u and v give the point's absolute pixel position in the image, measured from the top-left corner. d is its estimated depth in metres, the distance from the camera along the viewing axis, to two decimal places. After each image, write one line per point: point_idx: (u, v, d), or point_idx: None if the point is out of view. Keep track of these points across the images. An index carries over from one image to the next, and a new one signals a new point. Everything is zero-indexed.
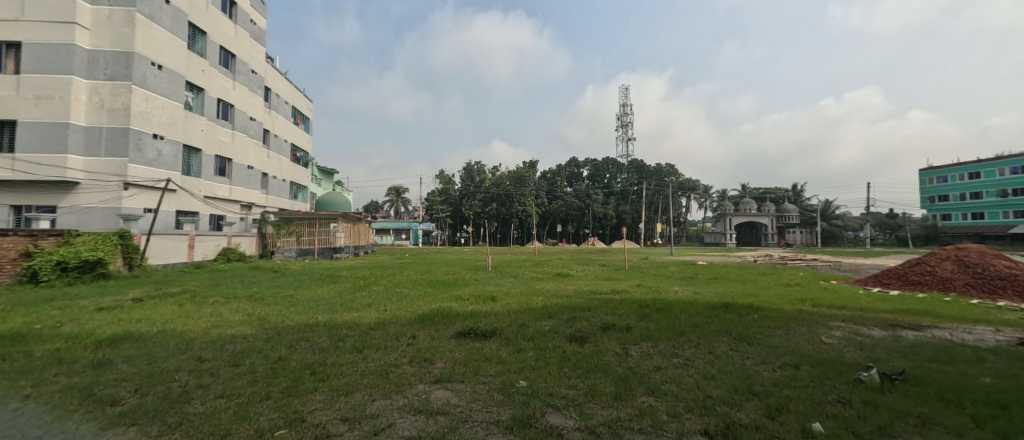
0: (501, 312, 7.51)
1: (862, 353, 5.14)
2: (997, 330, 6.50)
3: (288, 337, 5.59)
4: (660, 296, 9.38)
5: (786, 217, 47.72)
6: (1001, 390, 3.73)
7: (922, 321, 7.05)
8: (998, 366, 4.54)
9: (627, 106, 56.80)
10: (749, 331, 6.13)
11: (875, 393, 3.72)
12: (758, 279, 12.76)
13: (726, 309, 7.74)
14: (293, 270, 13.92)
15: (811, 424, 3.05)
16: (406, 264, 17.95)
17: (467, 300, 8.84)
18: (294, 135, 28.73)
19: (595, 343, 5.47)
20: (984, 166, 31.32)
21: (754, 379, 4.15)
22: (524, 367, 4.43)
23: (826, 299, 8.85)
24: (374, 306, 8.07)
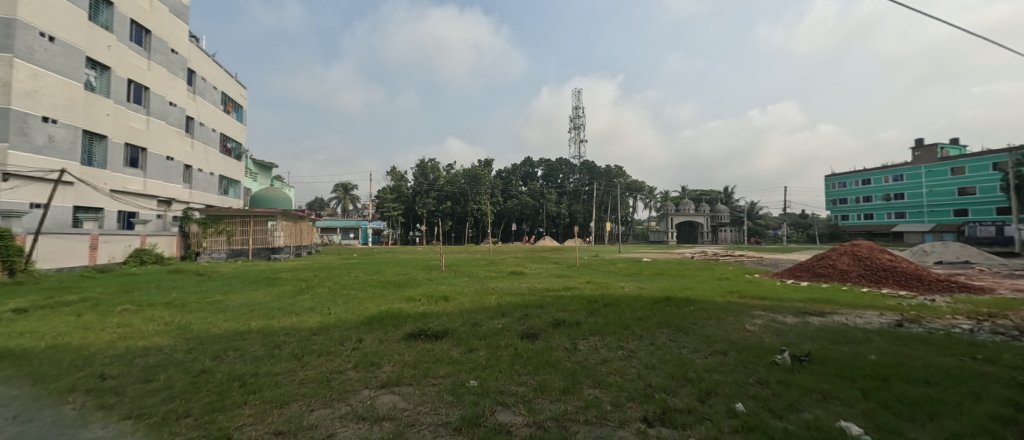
0: (454, 311, 7.26)
1: (777, 337, 5.58)
2: (881, 313, 7.42)
3: (213, 346, 4.93)
4: (609, 292, 9.64)
5: (720, 217, 51.57)
6: (883, 366, 4.23)
7: (826, 308, 7.88)
8: (883, 345, 5.16)
9: (580, 108, 58.29)
10: (685, 322, 6.44)
11: (786, 373, 4.04)
12: (696, 274, 13.61)
13: (666, 303, 8.10)
14: (222, 273, 12.57)
15: (735, 405, 3.24)
16: (352, 264, 16.94)
17: (418, 300, 8.48)
18: (224, 125, 26.13)
19: (545, 340, 5.42)
20: (878, 173, 36.03)
21: (689, 366, 4.32)
22: (474, 366, 4.24)
23: (751, 291, 9.62)
24: (315, 309, 7.44)
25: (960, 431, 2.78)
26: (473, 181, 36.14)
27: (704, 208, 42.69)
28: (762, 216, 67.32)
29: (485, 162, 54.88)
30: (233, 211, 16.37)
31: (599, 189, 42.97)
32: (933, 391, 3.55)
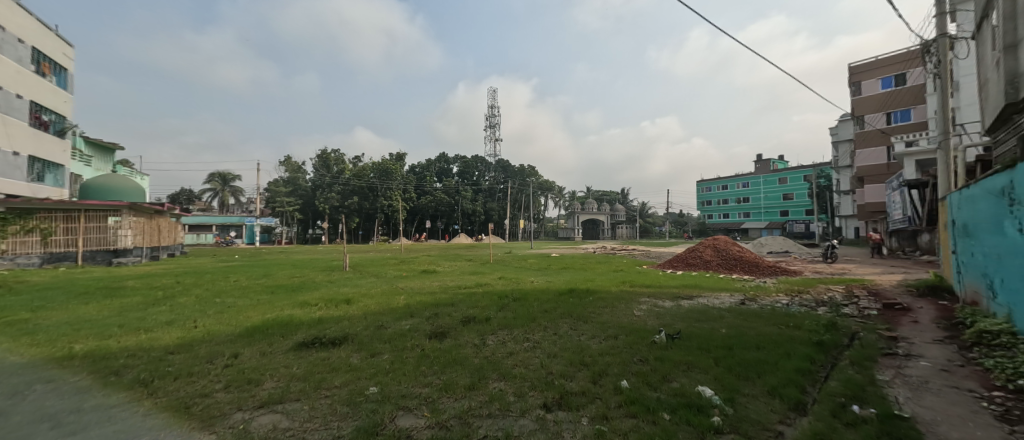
0: (356, 315, 6.61)
1: (658, 320, 6.30)
2: (734, 295, 8.93)
3: (8, 380, 3.69)
4: (519, 286, 9.81)
5: (616, 215, 56.85)
6: (731, 337, 5.08)
7: (697, 292, 9.17)
8: (733, 320, 6.19)
9: (494, 107, 58.67)
10: (585, 311, 6.86)
11: (662, 350, 4.58)
12: (596, 267, 14.70)
13: (570, 294, 8.56)
14: (33, 284, 9.63)
15: (620, 383, 3.57)
16: (232, 268, 14.45)
17: (314, 305, 7.54)
18: (37, 89, 19.73)
19: (454, 337, 5.23)
20: (732, 179, 43.47)
21: (586, 351, 4.60)
22: (375, 372, 3.89)
23: (641, 281, 10.73)
24: (174, 323, 6.09)
25: (778, 384, 3.51)
26: (380, 176, 33.76)
27: (604, 207, 46.63)
28: (648, 215, 76.10)
29: (396, 155, 51.89)
30: (58, 203, 12.37)
31: (513, 187, 43.83)
32: (764, 354, 4.39)
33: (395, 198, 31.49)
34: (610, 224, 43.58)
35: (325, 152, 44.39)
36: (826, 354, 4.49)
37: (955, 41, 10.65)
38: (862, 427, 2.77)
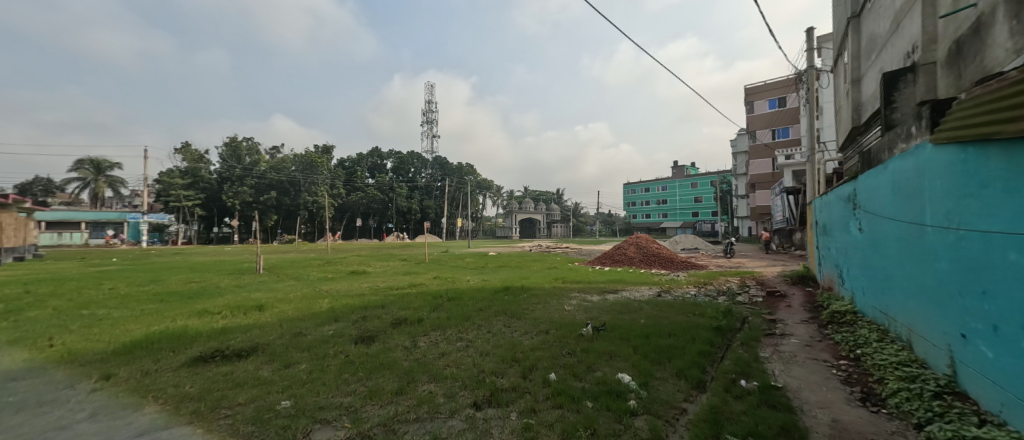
0: (269, 322, 5.88)
1: (586, 314, 6.53)
2: (654, 288, 9.63)
3: None
4: (455, 286, 9.52)
5: (551, 215, 58.56)
6: (649, 328, 5.43)
7: (622, 286, 9.71)
8: (650, 311, 6.67)
9: (431, 102, 56.92)
10: (519, 308, 6.86)
11: (588, 342, 4.73)
12: (531, 265, 14.91)
13: (505, 292, 8.53)
14: None
15: (550, 376, 3.61)
16: (110, 273, 12.09)
17: (216, 313, 6.55)
18: None
19: (383, 341, 4.85)
20: (651, 182, 47.28)
21: (517, 347, 4.59)
22: (289, 385, 3.45)
23: (573, 277, 11.09)
24: (18, 343, 4.86)
25: (685, 367, 3.86)
26: (303, 170, 30.78)
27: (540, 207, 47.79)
28: (579, 215, 79.64)
29: (321, 148, 47.86)
30: None
31: (450, 186, 42.89)
32: (675, 340, 4.79)
33: (322, 194, 28.94)
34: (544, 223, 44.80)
35: (234, 140, 39.36)
36: (723, 337, 5.06)
37: (821, 73, 12.80)
38: (748, 398, 3.17)
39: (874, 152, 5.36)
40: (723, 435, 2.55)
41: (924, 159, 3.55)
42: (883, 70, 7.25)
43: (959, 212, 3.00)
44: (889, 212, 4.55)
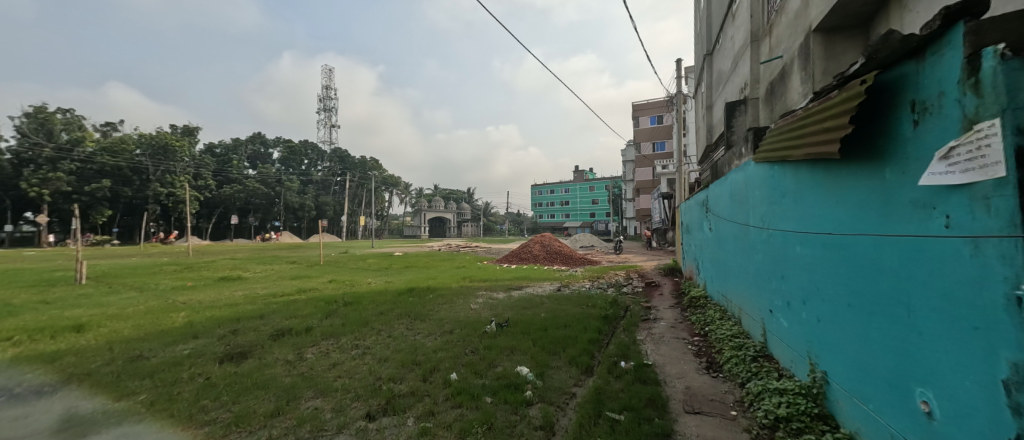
0: (96, 346, 4.81)
1: (491, 311, 6.72)
2: (553, 283, 10.34)
3: None
4: (353, 290, 8.90)
5: (460, 213, 58.09)
6: (547, 321, 5.86)
7: (524, 283, 10.21)
8: (551, 305, 7.19)
9: (327, 87, 51.63)
10: (423, 309, 6.74)
11: (491, 338, 4.93)
12: (439, 264, 14.72)
13: (409, 294, 8.27)
14: None
15: (450, 376, 3.72)
16: None
17: (8, 339, 5.11)
18: None
19: (258, 357, 4.38)
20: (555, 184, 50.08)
21: (421, 349, 4.57)
22: (120, 422, 2.93)
23: (479, 276, 11.26)
24: None
25: (576, 354, 4.32)
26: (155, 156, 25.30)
27: (450, 206, 47.12)
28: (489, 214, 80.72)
29: (182, 129, 40.00)
30: None
31: (349, 182, 39.53)
32: (570, 331, 5.30)
33: (184, 185, 23.21)
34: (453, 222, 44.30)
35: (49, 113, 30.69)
36: (609, 325, 5.76)
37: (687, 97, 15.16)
38: (625, 376, 3.76)
39: (719, 167, 6.67)
40: (604, 412, 3.02)
41: (751, 173, 4.53)
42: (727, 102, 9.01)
43: (771, 217, 3.92)
44: (728, 215, 5.68)
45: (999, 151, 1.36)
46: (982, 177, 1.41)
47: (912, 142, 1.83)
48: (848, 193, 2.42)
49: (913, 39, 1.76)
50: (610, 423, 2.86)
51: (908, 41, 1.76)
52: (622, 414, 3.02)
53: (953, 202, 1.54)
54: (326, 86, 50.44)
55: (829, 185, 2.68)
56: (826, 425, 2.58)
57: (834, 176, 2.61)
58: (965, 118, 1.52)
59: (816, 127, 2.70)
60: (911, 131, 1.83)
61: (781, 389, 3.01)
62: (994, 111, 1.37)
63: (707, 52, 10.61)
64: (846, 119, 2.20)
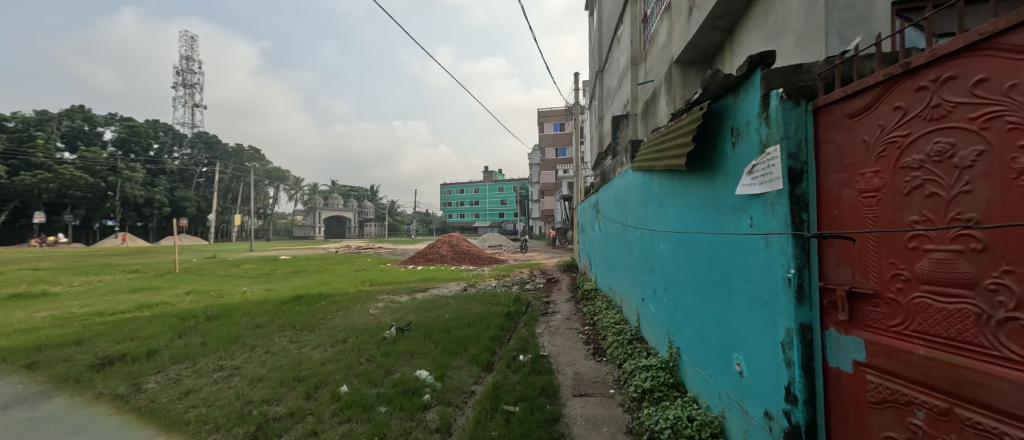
0: None
1: (392, 315, 6.35)
2: (462, 283, 10.23)
3: None
4: (220, 301, 7.56)
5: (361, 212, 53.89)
6: (450, 321, 5.76)
7: (429, 284, 9.91)
8: (455, 305, 7.07)
9: (189, 60, 43.03)
10: (312, 318, 6.06)
11: (390, 344, 4.67)
12: (335, 268, 13.44)
13: (295, 302, 7.35)
14: None
15: (339, 389, 3.46)
16: None
17: None
18: None
19: (70, 395, 3.49)
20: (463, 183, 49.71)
21: (305, 364, 4.10)
22: None
23: (380, 278, 10.58)
24: None
25: (477, 352, 4.37)
26: None
27: (348, 204, 43.37)
28: (394, 213, 76.80)
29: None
30: None
31: (219, 175, 33.54)
32: (472, 330, 5.30)
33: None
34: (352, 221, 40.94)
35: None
36: (511, 321, 5.95)
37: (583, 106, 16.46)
38: (522, 369, 3.94)
39: (604, 172, 7.47)
40: (500, 406, 3.14)
41: (629, 178, 5.11)
42: (614, 115, 10.13)
43: (643, 218, 4.50)
44: (611, 215, 6.36)
45: (779, 170, 1.73)
46: (770, 189, 1.80)
47: (733, 159, 2.28)
48: (695, 198, 2.91)
49: (732, 78, 2.20)
50: (505, 415, 3.00)
51: (725, 79, 2.21)
52: (517, 405, 3.17)
53: (756, 207, 1.98)
54: (189, 58, 41.88)
55: (682, 191, 3.20)
56: (679, 391, 3.11)
57: (685, 185, 3.12)
58: (759, 144, 1.92)
59: (667, 142, 3.17)
60: (732, 151, 2.29)
61: (647, 365, 3.53)
62: (777, 139, 1.74)
63: (599, 69, 11.73)
64: (690, 138, 2.64)
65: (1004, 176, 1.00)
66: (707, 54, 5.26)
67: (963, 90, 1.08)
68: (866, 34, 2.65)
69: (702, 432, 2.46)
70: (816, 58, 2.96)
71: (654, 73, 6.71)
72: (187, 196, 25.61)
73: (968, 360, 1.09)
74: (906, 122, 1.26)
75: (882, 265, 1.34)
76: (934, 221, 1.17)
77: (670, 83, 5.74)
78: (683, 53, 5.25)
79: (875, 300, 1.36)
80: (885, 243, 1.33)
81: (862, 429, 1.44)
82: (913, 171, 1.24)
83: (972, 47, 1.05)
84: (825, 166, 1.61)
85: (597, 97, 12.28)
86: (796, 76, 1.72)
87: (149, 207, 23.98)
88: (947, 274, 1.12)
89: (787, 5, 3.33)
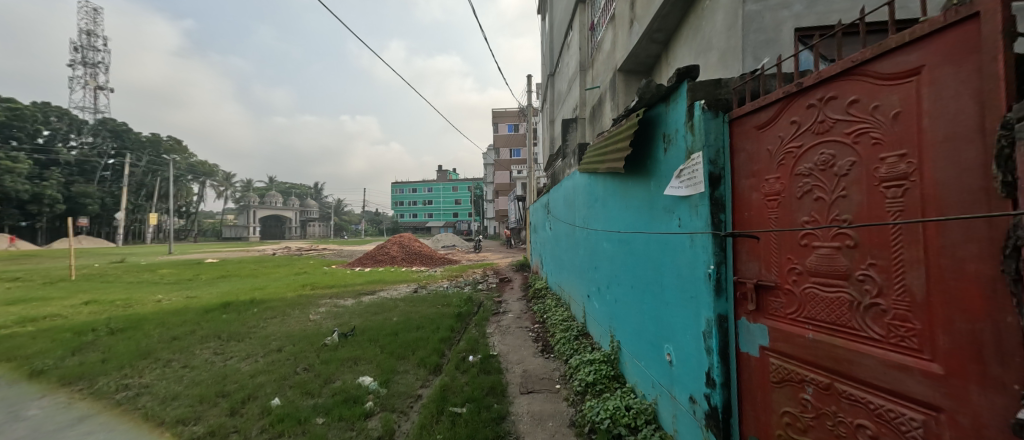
0: None
1: (335, 320, 5.98)
2: (413, 285, 9.89)
3: None
4: (128, 311, 6.67)
5: (302, 211, 50.44)
6: (398, 324, 5.54)
7: (376, 286, 9.49)
8: (404, 308, 6.82)
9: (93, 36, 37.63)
10: (242, 327, 5.54)
11: (332, 351, 4.40)
12: (271, 271, 12.43)
13: (222, 309, 6.68)
14: None
15: (270, 402, 3.20)
16: None
17: None
18: None
19: None
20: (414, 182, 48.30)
21: (230, 377, 3.73)
22: None
23: (322, 282, 9.96)
24: None
25: (425, 355, 4.24)
26: None
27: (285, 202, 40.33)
28: (341, 213, 72.71)
29: None
30: None
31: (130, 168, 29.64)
32: (421, 332, 5.13)
33: None
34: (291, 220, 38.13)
35: None
36: (462, 321, 5.85)
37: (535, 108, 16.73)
38: (471, 369, 3.87)
39: (553, 174, 7.64)
40: (446, 408, 3.05)
41: (575, 179, 5.26)
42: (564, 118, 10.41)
43: (589, 218, 4.65)
44: (561, 216, 6.50)
45: (700, 173, 1.88)
46: (694, 192, 1.94)
47: (664, 163, 2.42)
48: (633, 200, 3.06)
49: (663, 88, 2.34)
50: (452, 417, 2.92)
51: (658, 90, 2.34)
52: (465, 406, 3.11)
53: (683, 209, 2.12)
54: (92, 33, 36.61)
55: (622, 192, 3.34)
56: (619, 382, 3.26)
57: (625, 186, 3.26)
58: (686, 150, 2.06)
59: (608, 146, 3.31)
60: (663, 155, 2.43)
61: (591, 359, 3.66)
62: (699, 147, 1.88)
63: (550, 73, 12.02)
64: (627, 142, 2.76)
65: (870, 183, 1.17)
66: (646, 65, 5.59)
67: (841, 109, 1.25)
68: (772, 56, 3.00)
69: (638, 419, 2.61)
70: (734, 74, 3.25)
71: (600, 80, 7.01)
72: (88, 193, 21.02)
73: (844, 341, 1.24)
74: (800, 134, 1.43)
75: (781, 260, 1.50)
76: (820, 221, 1.34)
77: (614, 90, 6.04)
78: (626, 62, 5.55)
79: (775, 291, 1.53)
80: (782, 241, 1.49)
81: (765, 406, 1.60)
82: (805, 177, 1.40)
83: (847, 72, 1.22)
84: (738, 172, 1.77)
85: (549, 100, 12.55)
86: (716, 89, 1.87)
87: (37, 204, 19.24)
88: (828, 267, 1.29)
89: (711, 24, 3.63)
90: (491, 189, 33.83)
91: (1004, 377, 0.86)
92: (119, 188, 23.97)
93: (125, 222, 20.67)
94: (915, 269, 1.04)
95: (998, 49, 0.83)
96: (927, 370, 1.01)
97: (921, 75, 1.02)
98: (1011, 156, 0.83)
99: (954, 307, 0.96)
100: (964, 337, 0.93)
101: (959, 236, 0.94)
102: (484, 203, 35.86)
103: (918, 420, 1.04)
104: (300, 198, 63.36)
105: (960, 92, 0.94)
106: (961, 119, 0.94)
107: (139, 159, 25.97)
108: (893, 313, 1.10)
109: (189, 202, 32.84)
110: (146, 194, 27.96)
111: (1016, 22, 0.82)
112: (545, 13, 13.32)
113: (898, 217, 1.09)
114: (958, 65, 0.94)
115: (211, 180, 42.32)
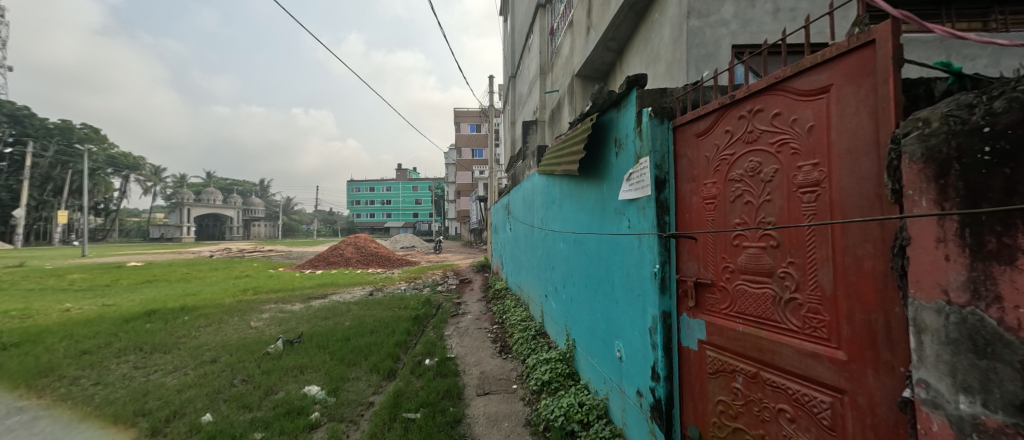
0: None
1: (279, 327, 5.59)
2: (370, 287, 9.50)
3: None
4: (30, 322, 5.87)
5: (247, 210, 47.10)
6: (348, 329, 5.26)
7: (327, 290, 9.01)
8: (357, 312, 6.51)
9: None
10: (168, 337, 5.04)
11: (275, 360, 4.14)
12: (206, 275, 11.46)
13: (146, 318, 6.03)
14: None
15: (200, 418, 2.95)
16: None
17: None
18: None
19: None
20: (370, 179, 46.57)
21: (153, 394, 3.38)
22: None
23: (266, 285, 9.31)
24: None
25: (379, 360, 4.09)
26: None
27: (226, 200, 37.27)
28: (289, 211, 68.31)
29: None
30: None
31: None
32: (374, 337, 4.92)
33: None
34: (232, 219, 35.28)
35: None
36: (418, 324, 5.67)
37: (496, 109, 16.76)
38: (426, 373, 3.79)
39: (512, 175, 7.66)
40: (400, 414, 2.97)
41: (535, 181, 5.26)
42: (525, 119, 10.50)
43: (547, 219, 4.71)
44: (520, 217, 6.46)
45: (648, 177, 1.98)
46: (641, 194, 2.04)
47: (616, 168, 2.50)
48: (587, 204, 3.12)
49: (613, 95, 2.41)
50: (405, 424, 2.84)
51: (609, 96, 2.44)
52: (418, 411, 3.04)
53: (632, 211, 2.22)
54: None
55: (576, 195, 3.39)
56: (572, 379, 3.34)
57: (580, 190, 3.32)
58: (635, 155, 2.15)
59: (564, 149, 3.39)
60: (614, 159, 2.52)
61: (547, 358, 3.74)
62: (646, 152, 1.98)
63: (512, 75, 12.03)
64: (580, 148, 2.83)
65: (790, 188, 1.28)
66: (601, 72, 5.79)
67: (766, 120, 1.37)
68: (711, 70, 3.23)
69: (590, 415, 2.69)
70: (679, 84, 3.44)
71: (558, 83, 7.21)
72: None
73: (768, 333, 1.36)
74: (732, 143, 1.54)
75: (717, 260, 1.61)
76: (749, 223, 1.45)
77: (572, 94, 6.22)
78: (582, 68, 5.72)
79: (712, 288, 1.63)
80: (717, 241, 1.60)
81: (701, 396, 1.71)
82: (736, 183, 1.51)
83: (771, 87, 1.34)
84: (680, 177, 1.87)
85: (510, 102, 12.65)
86: (661, 98, 2.00)
87: None
88: (755, 266, 1.41)
89: (659, 36, 3.83)
90: (451, 189, 33.27)
91: (892, 361, 0.98)
92: (21, 182, 20.97)
93: (23, 218, 17.96)
94: (825, 266, 1.16)
95: (887, 71, 0.94)
96: (833, 357, 1.13)
97: (830, 93, 1.13)
98: (898, 167, 0.93)
99: (854, 301, 1.07)
100: (862, 327, 1.05)
101: (858, 236, 1.06)
102: (445, 203, 35.18)
103: (827, 402, 1.16)
104: (243, 196, 58.91)
105: (858, 110, 1.06)
106: (859, 133, 1.06)
107: (46, 148, 22.80)
108: (807, 307, 1.22)
109: (108, 198, 29.46)
110: (55, 188, 24.74)
111: (903, 48, 0.93)
112: (508, 15, 13.41)
113: (811, 219, 1.21)
114: (856, 85, 1.06)
115: (136, 175, 38.16)
